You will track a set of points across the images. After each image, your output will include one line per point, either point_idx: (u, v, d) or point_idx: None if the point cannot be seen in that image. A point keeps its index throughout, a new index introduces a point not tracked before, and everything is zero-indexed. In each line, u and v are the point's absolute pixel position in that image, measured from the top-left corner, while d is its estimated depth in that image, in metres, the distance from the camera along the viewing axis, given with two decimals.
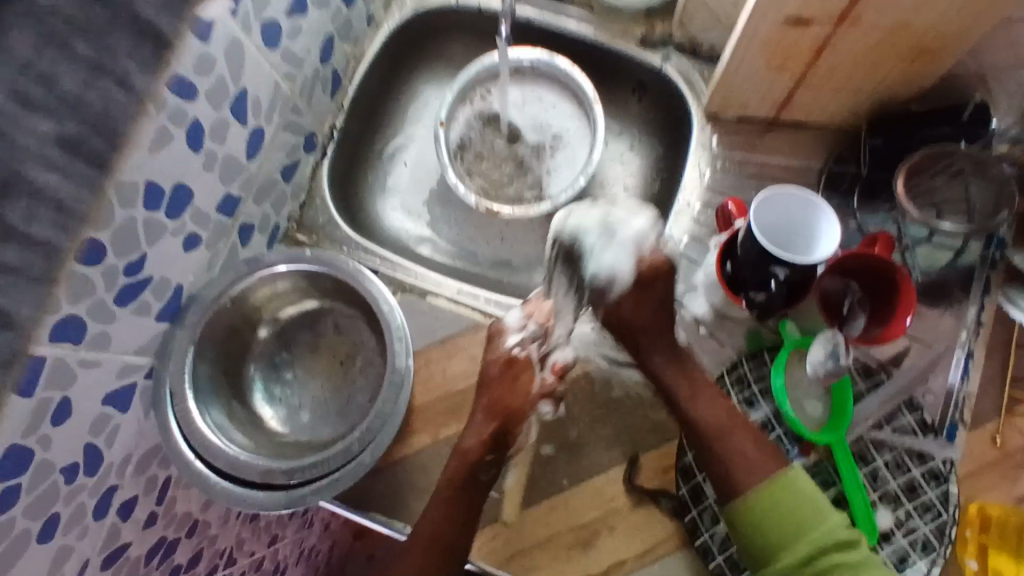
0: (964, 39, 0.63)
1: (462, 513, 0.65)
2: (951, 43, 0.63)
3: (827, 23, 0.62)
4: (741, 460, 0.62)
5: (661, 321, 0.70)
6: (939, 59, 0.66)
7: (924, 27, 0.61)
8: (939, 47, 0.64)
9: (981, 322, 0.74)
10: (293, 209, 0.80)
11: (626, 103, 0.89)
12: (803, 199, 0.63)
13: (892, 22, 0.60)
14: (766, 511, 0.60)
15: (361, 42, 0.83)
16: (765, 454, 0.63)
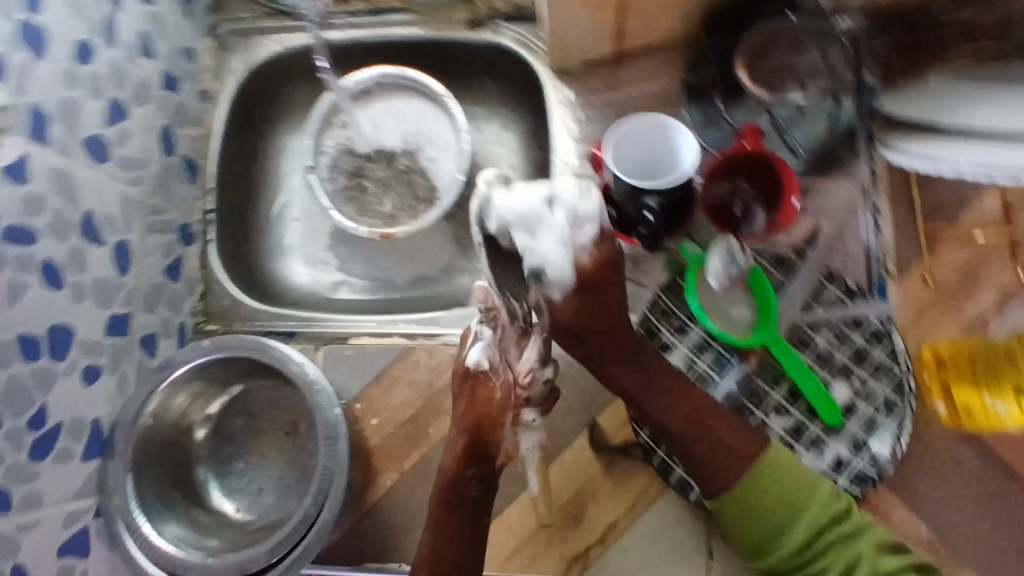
0: None
1: (459, 533, 0.54)
2: None
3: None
4: (718, 464, 0.58)
5: (614, 333, 0.58)
6: None
7: None
8: None
9: (876, 174, 0.74)
10: (195, 303, 0.79)
11: (481, 84, 0.88)
12: (650, 123, 0.63)
13: None
14: (748, 501, 0.58)
15: (204, 120, 0.83)
16: (745, 448, 0.59)
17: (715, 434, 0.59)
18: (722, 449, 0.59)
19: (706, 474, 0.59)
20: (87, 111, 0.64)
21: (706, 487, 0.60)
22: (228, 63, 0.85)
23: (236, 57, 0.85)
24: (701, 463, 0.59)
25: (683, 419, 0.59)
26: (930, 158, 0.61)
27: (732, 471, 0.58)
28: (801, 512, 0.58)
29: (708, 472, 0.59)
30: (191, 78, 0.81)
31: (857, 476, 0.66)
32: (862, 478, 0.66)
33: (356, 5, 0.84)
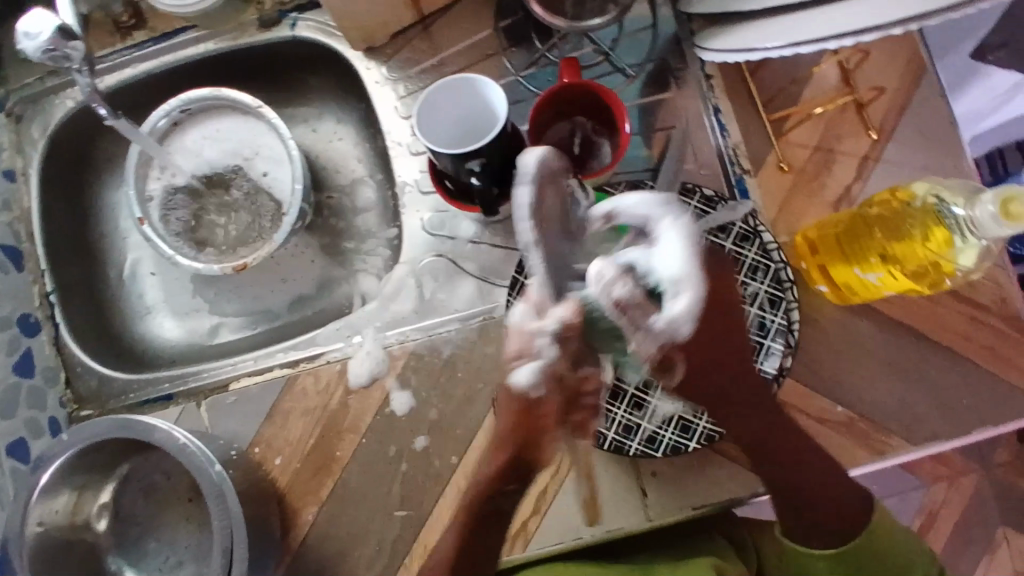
0: None
1: (476, 546, 0.58)
2: None
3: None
4: (830, 499, 0.61)
5: (728, 323, 0.55)
6: None
7: None
8: None
9: (708, 74, 0.72)
10: (63, 391, 0.74)
11: (301, 81, 0.83)
12: (452, 87, 0.59)
13: None
14: (875, 559, 0.61)
15: (15, 201, 0.77)
16: (850, 514, 0.61)
17: (834, 477, 0.62)
18: (851, 518, 0.61)
19: (803, 522, 0.62)
20: None
21: (794, 517, 0.63)
22: (28, 133, 0.78)
23: (35, 126, 0.78)
24: (812, 502, 0.61)
25: (818, 483, 0.61)
26: (739, 47, 0.60)
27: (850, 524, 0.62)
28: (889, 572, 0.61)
29: (796, 488, 0.61)
30: None
31: (706, 434, 0.64)
32: (709, 437, 0.64)
33: (139, 36, 0.77)
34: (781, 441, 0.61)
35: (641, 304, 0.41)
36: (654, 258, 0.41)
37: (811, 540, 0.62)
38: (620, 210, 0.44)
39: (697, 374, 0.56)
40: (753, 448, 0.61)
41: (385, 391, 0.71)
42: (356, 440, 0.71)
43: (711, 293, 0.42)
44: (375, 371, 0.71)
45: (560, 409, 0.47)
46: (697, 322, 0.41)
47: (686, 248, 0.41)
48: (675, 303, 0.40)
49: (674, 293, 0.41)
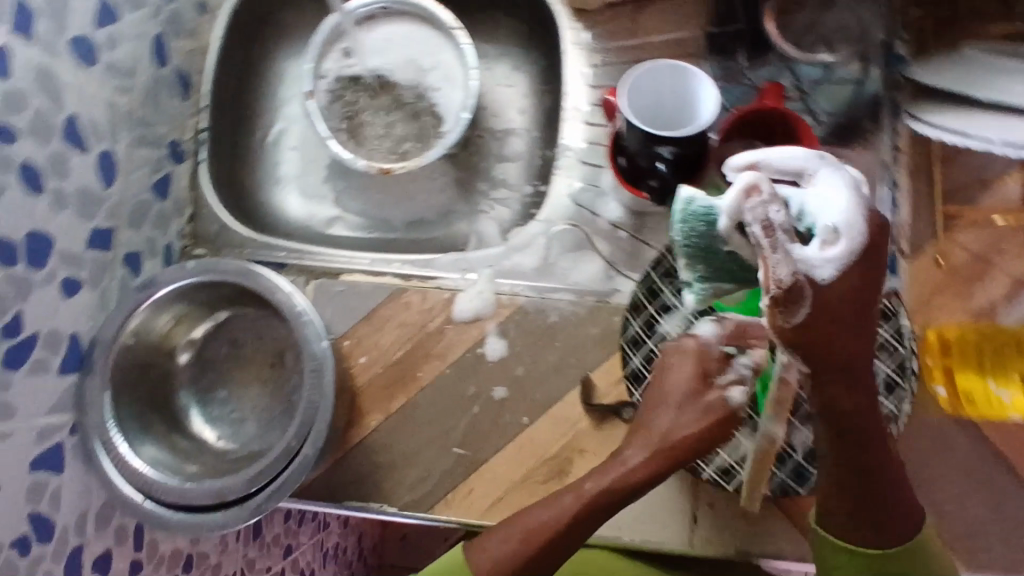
0: None
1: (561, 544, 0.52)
2: None
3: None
4: (896, 509, 0.50)
5: (869, 317, 0.44)
6: None
7: None
8: None
9: (897, 147, 0.71)
10: (182, 225, 0.76)
11: (491, 20, 0.85)
12: (668, 70, 0.59)
13: None
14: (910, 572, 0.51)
15: (199, 33, 0.77)
16: (907, 516, 0.51)
17: (893, 494, 0.50)
18: (901, 517, 0.50)
19: (863, 540, 0.51)
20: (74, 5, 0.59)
21: (868, 530, 0.51)
22: None
23: None
24: (886, 503, 0.50)
25: (882, 446, 0.49)
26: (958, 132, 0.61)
27: (906, 526, 0.50)
28: None
29: (883, 499, 0.50)
30: None
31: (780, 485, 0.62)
32: (785, 489, 0.62)
33: None
34: (874, 424, 0.48)
35: (792, 235, 0.41)
36: (808, 198, 0.43)
37: (841, 529, 0.52)
38: (771, 161, 0.45)
39: (841, 381, 0.45)
40: (849, 451, 0.48)
41: (482, 332, 0.72)
42: (439, 368, 0.72)
43: (857, 283, 0.42)
44: (479, 312, 0.72)
45: (700, 438, 0.53)
46: (855, 268, 0.42)
47: (847, 198, 0.42)
48: (828, 248, 0.42)
49: (827, 237, 0.42)
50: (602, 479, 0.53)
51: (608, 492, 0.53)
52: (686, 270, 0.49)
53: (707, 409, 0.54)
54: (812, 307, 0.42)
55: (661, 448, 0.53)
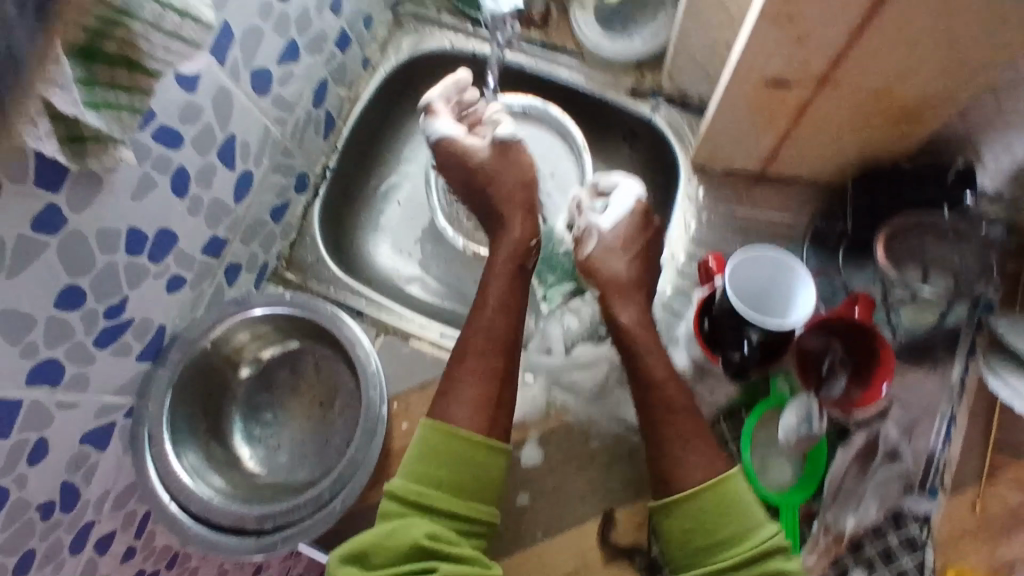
0: (947, 105, 0.64)
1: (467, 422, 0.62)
2: (932, 106, 0.64)
3: (811, 85, 0.62)
4: (701, 467, 0.61)
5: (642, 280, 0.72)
6: (921, 121, 0.66)
7: (907, 90, 0.61)
8: (919, 111, 0.65)
9: (964, 384, 0.73)
10: (283, 247, 0.80)
11: (617, 148, 0.88)
12: (776, 261, 0.63)
13: (876, 86, 0.61)
14: (716, 507, 0.59)
15: (356, 85, 0.83)
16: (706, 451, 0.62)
17: (690, 431, 0.63)
18: (697, 444, 0.63)
19: (672, 488, 0.61)
20: (268, 43, 0.65)
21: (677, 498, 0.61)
22: (397, 40, 0.86)
23: (406, 38, 0.86)
24: (674, 445, 0.63)
25: (685, 419, 0.64)
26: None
27: (705, 455, 0.62)
28: (739, 537, 0.58)
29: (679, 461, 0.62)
30: (361, 42, 0.81)
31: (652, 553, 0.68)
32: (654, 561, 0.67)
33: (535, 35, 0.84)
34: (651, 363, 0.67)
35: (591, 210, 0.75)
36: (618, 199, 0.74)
37: (683, 483, 0.61)
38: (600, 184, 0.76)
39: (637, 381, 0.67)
40: (645, 416, 0.65)
41: (523, 436, 0.74)
42: None
43: (625, 236, 0.73)
44: (526, 415, 0.75)
45: (510, 330, 0.67)
46: (626, 224, 0.73)
47: (630, 202, 0.74)
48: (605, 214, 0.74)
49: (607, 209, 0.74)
50: (462, 413, 0.62)
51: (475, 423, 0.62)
52: (544, 301, 0.82)
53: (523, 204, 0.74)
54: (606, 257, 0.72)
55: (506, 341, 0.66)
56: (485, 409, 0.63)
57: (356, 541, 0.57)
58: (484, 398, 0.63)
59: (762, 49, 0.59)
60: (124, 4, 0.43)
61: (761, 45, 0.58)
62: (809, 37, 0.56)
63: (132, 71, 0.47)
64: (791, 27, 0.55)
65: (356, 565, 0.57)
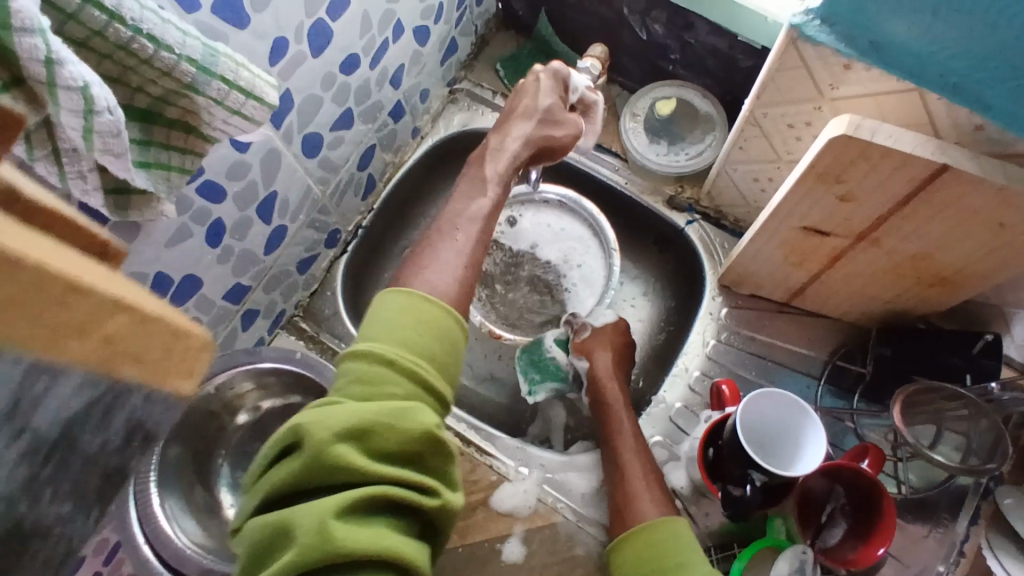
0: (979, 281, 0.63)
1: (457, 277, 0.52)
2: (966, 281, 0.63)
3: (849, 238, 0.63)
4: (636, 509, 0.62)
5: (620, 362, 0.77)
6: (953, 291, 0.66)
7: (942, 260, 0.62)
8: (954, 280, 0.64)
9: (963, 551, 0.71)
10: (302, 297, 0.81)
11: (645, 250, 0.89)
12: (792, 404, 0.62)
13: (911, 250, 0.62)
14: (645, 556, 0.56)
15: (402, 151, 0.85)
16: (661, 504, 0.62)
17: (641, 486, 0.65)
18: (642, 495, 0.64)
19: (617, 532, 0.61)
20: (324, 112, 0.67)
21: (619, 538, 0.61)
22: (449, 114, 0.88)
23: (459, 114, 0.88)
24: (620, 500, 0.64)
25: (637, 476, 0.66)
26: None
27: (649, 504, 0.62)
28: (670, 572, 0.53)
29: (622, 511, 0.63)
30: (414, 113, 0.83)
31: None
32: None
33: None
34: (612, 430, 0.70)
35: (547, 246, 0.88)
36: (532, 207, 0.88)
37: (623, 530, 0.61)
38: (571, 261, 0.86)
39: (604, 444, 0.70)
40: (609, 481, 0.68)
41: (508, 530, 0.72)
42: (454, 543, 0.71)
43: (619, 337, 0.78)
44: (514, 509, 0.73)
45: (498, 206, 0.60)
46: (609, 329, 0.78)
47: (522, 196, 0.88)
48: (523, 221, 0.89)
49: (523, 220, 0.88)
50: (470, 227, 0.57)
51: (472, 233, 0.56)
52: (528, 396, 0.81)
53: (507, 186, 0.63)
54: (596, 348, 0.77)
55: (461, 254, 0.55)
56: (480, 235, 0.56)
57: (343, 409, 0.39)
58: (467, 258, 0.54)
59: (802, 201, 0.61)
60: (192, 81, 0.45)
61: (803, 195, 0.60)
62: (854, 195, 0.58)
63: (189, 134, 0.50)
64: (835, 184, 0.57)
65: (354, 442, 0.38)
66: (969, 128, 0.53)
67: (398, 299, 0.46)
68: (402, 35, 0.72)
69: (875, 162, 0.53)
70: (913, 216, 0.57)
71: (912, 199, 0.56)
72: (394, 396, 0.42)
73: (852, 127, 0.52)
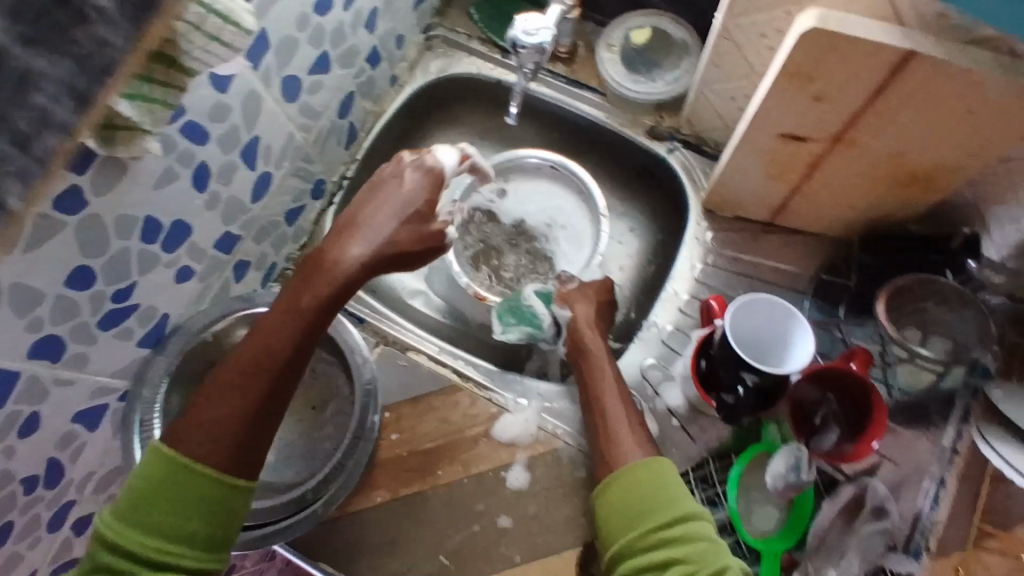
0: (954, 172, 0.65)
1: (271, 324, 0.59)
2: (941, 175, 0.66)
3: (825, 140, 0.64)
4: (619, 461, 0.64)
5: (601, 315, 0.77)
6: (931, 187, 0.68)
7: (914, 156, 0.64)
8: (929, 176, 0.66)
9: (956, 450, 0.73)
10: (293, 250, 0.81)
11: (631, 188, 0.89)
12: (779, 308, 0.63)
13: (886, 149, 0.63)
14: (632, 500, 0.60)
15: (382, 100, 0.85)
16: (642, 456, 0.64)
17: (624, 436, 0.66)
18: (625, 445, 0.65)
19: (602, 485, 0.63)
20: (301, 54, 0.68)
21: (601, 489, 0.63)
22: (426, 62, 0.88)
23: (436, 61, 0.88)
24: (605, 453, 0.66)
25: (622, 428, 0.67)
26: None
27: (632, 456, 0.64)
28: (652, 512, 0.58)
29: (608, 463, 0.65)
30: (391, 60, 0.84)
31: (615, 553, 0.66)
32: None
33: (559, 68, 0.85)
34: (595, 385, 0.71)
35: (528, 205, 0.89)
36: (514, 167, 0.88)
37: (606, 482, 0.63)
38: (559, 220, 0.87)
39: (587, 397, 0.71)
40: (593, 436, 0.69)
41: (511, 459, 0.74)
42: (458, 474, 0.73)
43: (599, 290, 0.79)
44: (516, 438, 0.74)
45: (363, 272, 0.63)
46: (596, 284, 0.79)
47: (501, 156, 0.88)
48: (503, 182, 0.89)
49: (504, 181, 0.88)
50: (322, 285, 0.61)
51: (313, 307, 0.60)
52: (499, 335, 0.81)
53: (423, 237, 0.66)
54: (578, 300, 0.77)
55: (238, 377, 0.57)
56: (325, 285, 0.61)
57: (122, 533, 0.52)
58: (300, 334, 0.59)
59: (778, 105, 0.62)
60: None
61: (779, 100, 0.61)
62: (827, 94, 0.59)
63: (171, 68, 0.50)
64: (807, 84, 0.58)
65: (146, 567, 0.52)
66: (935, 15, 0.54)
67: (153, 459, 0.54)
68: None
69: (846, 53, 0.54)
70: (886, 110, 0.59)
71: (883, 89, 0.57)
72: (193, 534, 0.53)
73: (820, 20, 0.53)
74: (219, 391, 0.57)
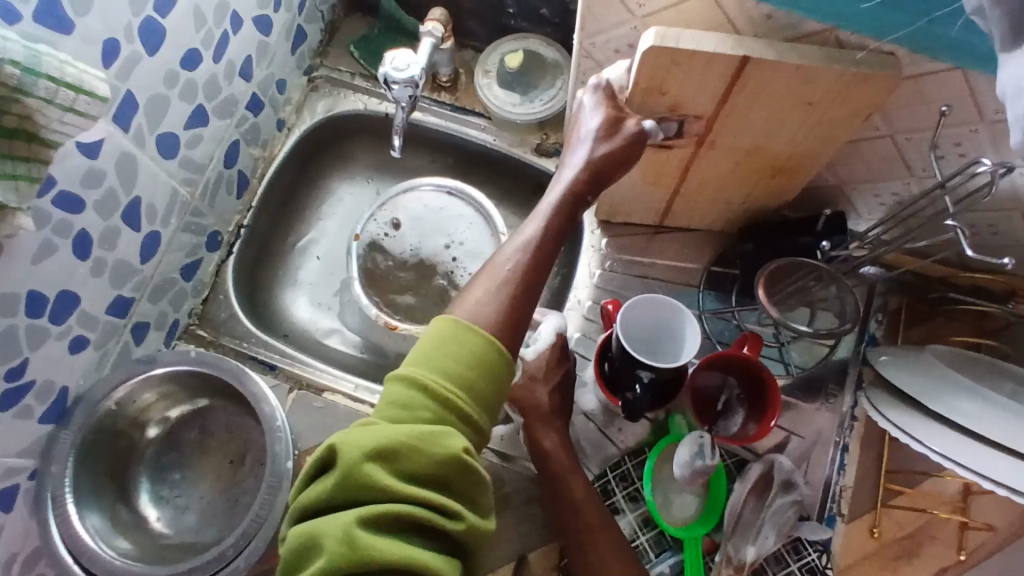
0: (813, 160, 0.69)
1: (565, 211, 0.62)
2: (799, 165, 0.70)
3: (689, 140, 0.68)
4: None
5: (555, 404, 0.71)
6: (794, 176, 0.72)
7: (774, 148, 0.67)
8: (791, 166, 0.70)
9: (855, 416, 0.78)
10: (195, 304, 0.80)
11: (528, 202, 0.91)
12: (665, 305, 0.66)
13: (745, 144, 0.67)
14: None
15: (270, 145, 0.86)
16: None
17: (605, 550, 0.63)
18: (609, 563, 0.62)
19: None
20: (175, 111, 0.68)
21: None
22: (312, 103, 0.89)
23: (321, 101, 0.89)
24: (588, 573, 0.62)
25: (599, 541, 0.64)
26: (897, 425, 0.67)
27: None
28: None
29: None
30: (274, 105, 0.84)
31: None
32: None
33: (444, 97, 0.88)
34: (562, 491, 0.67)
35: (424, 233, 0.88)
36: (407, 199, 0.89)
37: None
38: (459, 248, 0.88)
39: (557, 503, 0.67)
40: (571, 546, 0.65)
41: None
42: None
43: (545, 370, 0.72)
44: None
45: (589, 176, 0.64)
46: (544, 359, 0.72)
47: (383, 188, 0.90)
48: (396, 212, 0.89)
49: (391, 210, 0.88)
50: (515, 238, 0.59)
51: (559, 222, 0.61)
52: None
53: (626, 142, 0.63)
54: (527, 394, 0.71)
55: (519, 271, 0.56)
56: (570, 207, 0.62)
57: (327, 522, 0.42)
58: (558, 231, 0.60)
59: (642, 112, 0.64)
60: (18, 84, 0.45)
61: (639, 107, 0.64)
62: (680, 104, 0.63)
63: (32, 143, 0.50)
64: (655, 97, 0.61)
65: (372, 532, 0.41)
66: (761, 18, 0.58)
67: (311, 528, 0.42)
68: (241, 26, 0.73)
69: (686, 65, 0.57)
70: (736, 110, 0.62)
71: (729, 93, 0.61)
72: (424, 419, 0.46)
73: (658, 38, 0.56)
74: (478, 289, 0.54)
